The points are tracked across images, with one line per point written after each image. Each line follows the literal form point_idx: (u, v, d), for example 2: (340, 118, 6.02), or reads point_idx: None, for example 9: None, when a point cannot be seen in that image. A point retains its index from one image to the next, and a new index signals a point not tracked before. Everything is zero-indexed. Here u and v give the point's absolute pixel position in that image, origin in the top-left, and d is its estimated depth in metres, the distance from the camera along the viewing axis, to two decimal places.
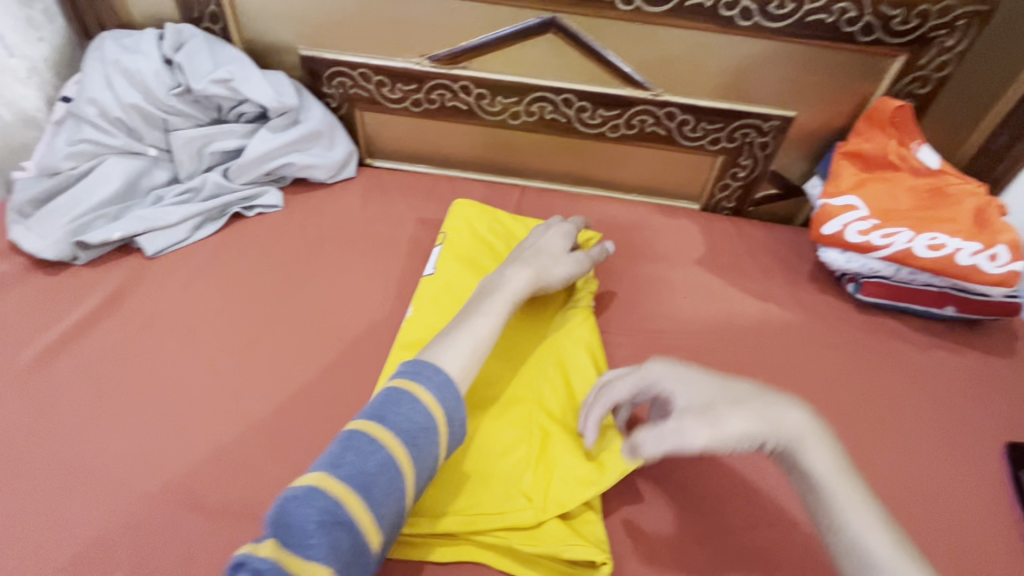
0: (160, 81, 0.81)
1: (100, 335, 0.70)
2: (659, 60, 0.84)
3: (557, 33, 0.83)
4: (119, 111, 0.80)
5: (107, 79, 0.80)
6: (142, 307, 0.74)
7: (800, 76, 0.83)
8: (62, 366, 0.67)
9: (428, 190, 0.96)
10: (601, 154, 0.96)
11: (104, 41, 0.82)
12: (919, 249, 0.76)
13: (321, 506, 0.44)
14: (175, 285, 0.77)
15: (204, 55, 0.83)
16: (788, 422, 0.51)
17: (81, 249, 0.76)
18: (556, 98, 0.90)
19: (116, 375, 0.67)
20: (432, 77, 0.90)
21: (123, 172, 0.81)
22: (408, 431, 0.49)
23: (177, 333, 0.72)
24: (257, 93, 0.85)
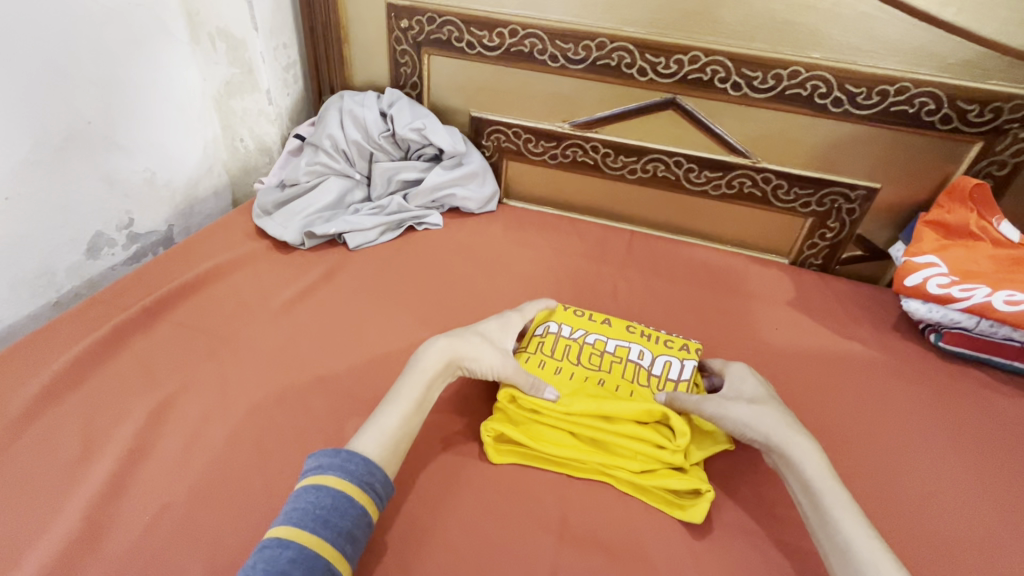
0: (375, 126, 1.11)
1: (318, 297, 0.95)
2: (761, 135, 1.03)
3: (677, 110, 1.05)
4: (345, 145, 1.10)
5: (341, 122, 1.11)
6: (347, 283, 0.98)
7: (883, 155, 0.99)
8: (294, 312, 0.91)
9: (555, 226, 1.18)
10: (703, 209, 1.15)
11: (342, 97, 1.14)
12: (997, 303, 0.84)
13: (311, 499, 0.53)
14: (368, 271, 1.01)
15: (408, 111, 1.12)
16: (801, 442, 0.60)
17: (307, 237, 1.03)
18: (669, 159, 1.10)
19: (327, 323, 0.90)
20: (570, 138, 1.14)
21: (339, 189, 1.10)
22: (326, 509, 0.53)
23: (370, 302, 0.95)
24: (439, 140, 1.12)
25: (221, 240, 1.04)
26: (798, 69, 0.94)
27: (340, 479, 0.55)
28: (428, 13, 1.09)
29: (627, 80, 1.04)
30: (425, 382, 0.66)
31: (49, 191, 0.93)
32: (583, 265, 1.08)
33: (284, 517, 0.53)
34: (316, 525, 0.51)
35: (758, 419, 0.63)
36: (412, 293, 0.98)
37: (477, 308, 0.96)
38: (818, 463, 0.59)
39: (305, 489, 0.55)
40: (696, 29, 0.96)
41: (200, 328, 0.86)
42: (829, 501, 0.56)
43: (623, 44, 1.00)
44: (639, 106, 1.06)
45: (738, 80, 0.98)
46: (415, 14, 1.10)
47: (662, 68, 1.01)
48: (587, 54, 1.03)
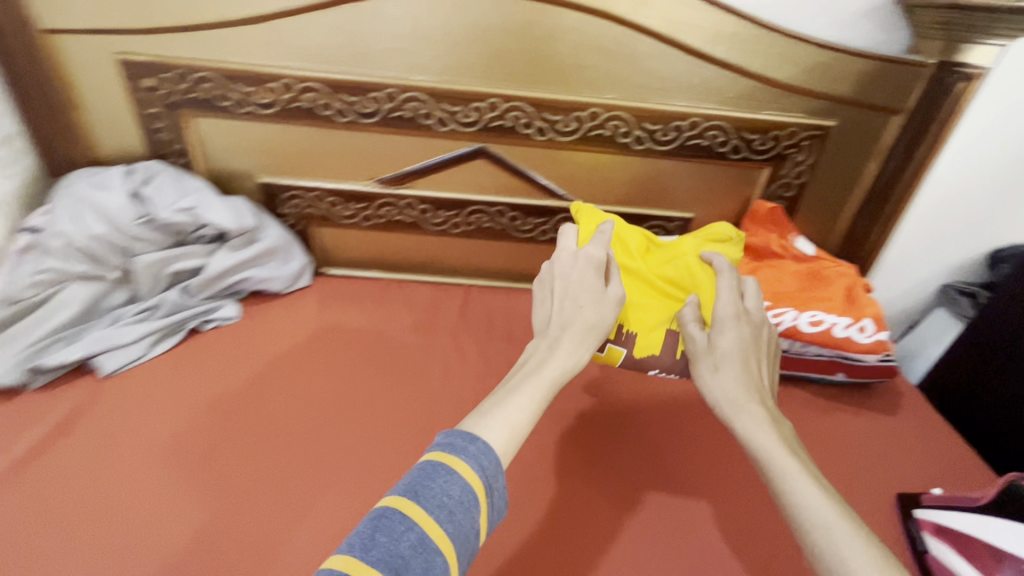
0: (126, 213, 0.87)
1: (52, 458, 0.75)
2: (574, 177, 1.00)
3: (488, 158, 0.98)
4: (84, 242, 0.85)
5: (75, 214, 0.85)
6: (111, 423, 0.79)
7: (691, 186, 1.00)
8: (11, 492, 0.71)
9: (379, 296, 1.05)
10: (536, 254, 1.09)
11: (76, 179, 0.90)
12: (803, 325, 0.88)
13: (444, 481, 0.50)
14: (126, 405, 0.82)
15: (171, 188, 0.92)
16: (750, 411, 0.66)
17: (36, 373, 0.82)
18: (490, 210, 1.03)
19: (58, 499, 0.70)
20: (379, 196, 1.01)
21: (84, 298, 0.87)
22: (443, 506, 0.48)
23: (129, 450, 0.76)
24: (219, 219, 0.92)
25: None
26: (596, 110, 0.91)
27: (472, 470, 0.52)
28: (176, 69, 0.90)
29: (429, 132, 0.94)
30: (546, 382, 0.64)
31: None
32: (412, 339, 0.96)
33: (408, 491, 0.49)
34: (442, 514, 0.48)
35: (716, 387, 0.69)
36: (198, 421, 0.80)
37: (285, 425, 0.81)
38: (770, 435, 0.63)
39: (437, 465, 0.51)
40: (489, 75, 0.89)
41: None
42: (773, 463, 0.61)
43: (416, 95, 0.90)
44: (448, 157, 0.97)
45: (541, 124, 0.93)
46: (161, 71, 0.90)
47: (461, 117, 0.92)
48: (377, 107, 0.92)
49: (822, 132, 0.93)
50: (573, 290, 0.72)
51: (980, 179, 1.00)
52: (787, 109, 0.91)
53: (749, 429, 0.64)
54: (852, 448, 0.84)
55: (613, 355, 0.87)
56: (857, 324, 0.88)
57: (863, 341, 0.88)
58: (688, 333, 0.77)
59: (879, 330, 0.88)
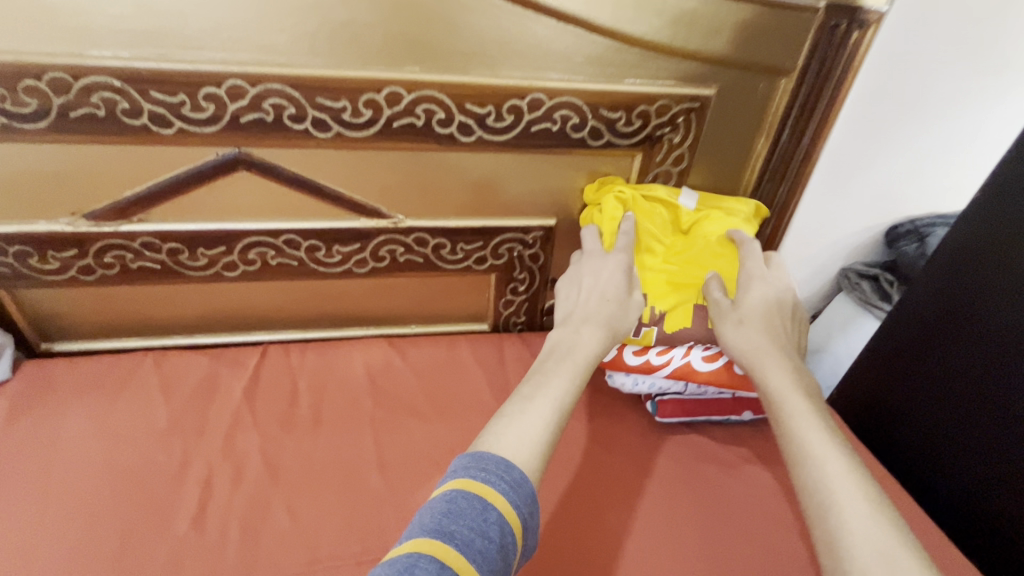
0: None
1: None
2: (386, 187, 0.72)
3: (250, 169, 0.67)
4: None
5: None
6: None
7: (547, 184, 0.76)
8: None
9: (120, 380, 0.71)
10: (357, 291, 0.80)
11: None
12: (696, 362, 0.70)
13: (482, 521, 0.38)
14: None
15: None
16: (773, 360, 0.59)
17: None
18: (276, 241, 0.72)
19: None
20: (97, 239, 0.68)
21: None
22: (485, 554, 0.37)
23: None
24: None
25: None
26: (396, 89, 0.63)
27: (512, 507, 0.40)
28: None
29: (142, 137, 0.62)
30: (584, 363, 0.56)
31: None
32: (153, 450, 0.63)
33: (439, 531, 0.37)
34: (482, 563, 0.36)
35: (735, 339, 0.62)
36: None
37: None
38: (790, 382, 0.57)
39: (471, 499, 0.39)
40: (217, 42, 0.58)
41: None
42: (790, 416, 0.54)
43: (101, 79, 0.57)
44: (186, 173, 0.65)
45: (317, 114, 0.63)
46: None
47: (189, 110, 0.61)
48: (41, 103, 0.58)
49: (698, 104, 0.72)
50: (597, 279, 0.65)
51: (900, 153, 0.84)
52: (654, 76, 0.69)
53: (765, 375, 0.58)
54: (779, 516, 0.63)
55: (648, 337, 0.69)
56: None
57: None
58: (713, 299, 0.67)
59: None
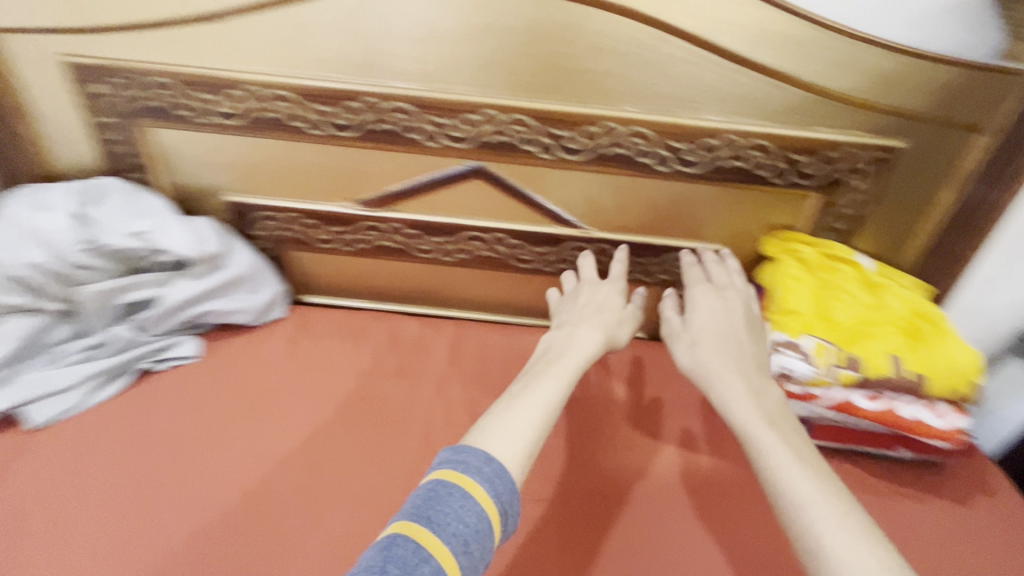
0: (67, 237, 0.77)
1: None
2: (583, 203, 0.85)
3: (483, 179, 0.84)
4: (20, 271, 0.75)
5: (12, 240, 0.75)
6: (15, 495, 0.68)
7: (724, 214, 0.85)
8: None
9: (360, 330, 0.92)
10: (540, 287, 0.95)
11: (15, 201, 0.79)
12: (857, 400, 0.74)
13: (460, 506, 0.49)
14: (53, 466, 0.70)
15: (125, 211, 0.82)
16: (733, 385, 0.68)
17: None
18: (488, 237, 0.89)
19: None
20: (363, 220, 0.89)
21: (19, 333, 0.76)
22: (463, 537, 0.48)
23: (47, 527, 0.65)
24: (176, 245, 0.81)
25: None
26: (613, 125, 0.76)
27: (489, 497, 0.51)
28: (127, 73, 0.78)
29: (414, 147, 0.81)
30: (560, 372, 0.68)
31: None
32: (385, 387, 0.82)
33: (418, 516, 0.48)
34: (457, 544, 0.47)
35: (698, 355, 0.74)
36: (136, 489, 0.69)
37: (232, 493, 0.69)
38: (754, 410, 0.65)
39: (450, 488, 0.51)
40: (485, 81, 0.75)
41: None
42: (760, 449, 0.61)
43: (400, 104, 0.77)
44: (437, 177, 0.84)
45: (545, 141, 0.79)
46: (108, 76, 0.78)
47: (453, 130, 0.79)
48: (355, 118, 0.79)
49: (888, 154, 0.77)
50: (595, 293, 0.83)
51: None
52: (847, 126, 0.75)
53: (728, 397, 0.67)
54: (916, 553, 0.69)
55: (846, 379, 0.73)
56: (926, 404, 0.74)
57: (937, 425, 0.72)
58: (666, 320, 0.83)
59: (953, 414, 0.73)
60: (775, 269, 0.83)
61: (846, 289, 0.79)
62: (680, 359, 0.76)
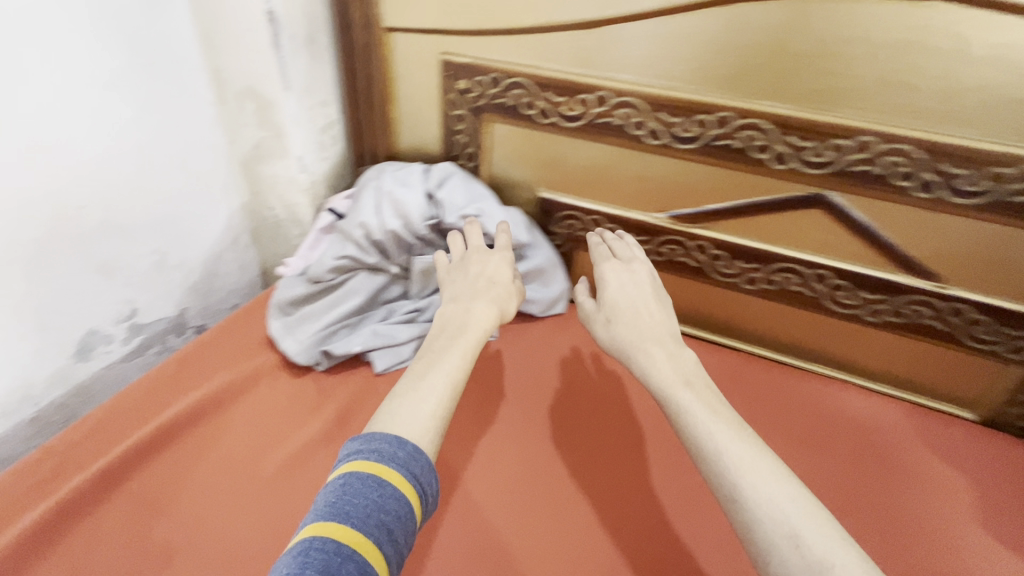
0: (419, 211, 0.89)
1: (258, 419, 0.79)
2: (800, 223, 0.82)
3: (700, 184, 0.84)
4: (382, 235, 0.88)
5: (377, 206, 0.89)
6: (272, 393, 0.82)
7: (984, 256, 0.74)
8: (226, 447, 0.75)
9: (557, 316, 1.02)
10: (734, 300, 0.95)
11: (383, 173, 0.94)
12: None
13: (378, 498, 0.54)
14: (331, 382, 0.86)
15: (461, 193, 0.92)
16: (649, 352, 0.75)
17: (324, 356, 0.86)
18: (689, 242, 0.90)
19: (263, 469, 0.72)
20: (564, 208, 0.96)
21: (368, 288, 0.90)
22: (387, 523, 0.53)
23: (318, 433, 0.78)
24: (497, 230, 0.90)
25: (226, 349, 0.87)
26: (867, 139, 0.71)
27: (400, 477, 0.57)
28: (461, 65, 0.89)
29: (634, 144, 0.85)
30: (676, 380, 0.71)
31: (43, 291, 0.83)
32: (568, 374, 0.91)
33: (335, 513, 0.52)
34: (379, 533, 0.52)
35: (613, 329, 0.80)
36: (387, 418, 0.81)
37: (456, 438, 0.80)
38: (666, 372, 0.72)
39: (364, 479, 0.55)
40: (734, 87, 0.75)
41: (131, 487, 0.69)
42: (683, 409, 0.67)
43: (629, 100, 0.81)
44: (649, 176, 0.87)
45: (784, 151, 0.76)
46: (403, 64, 0.94)
47: (679, 131, 0.80)
48: (584, 110, 0.85)
49: None
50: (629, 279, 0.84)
51: None
52: None
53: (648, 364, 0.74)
54: None
55: None
56: None
57: None
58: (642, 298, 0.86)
59: None
60: None
61: None
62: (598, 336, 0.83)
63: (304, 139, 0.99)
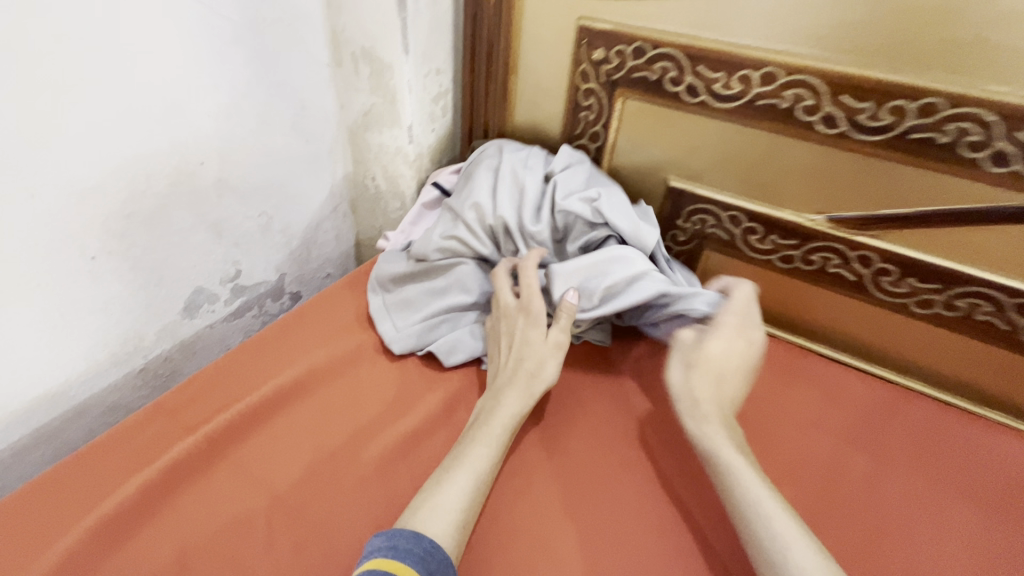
0: (534, 194, 0.82)
1: (351, 392, 0.75)
2: (955, 240, 0.68)
3: (879, 186, 0.70)
4: (494, 220, 0.81)
5: (493, 187, 0.83)
6: (378, 378, 0.77)
7: None
8: (315, 417, 0.71)
9: None
10: (892, 330, 0.78)
11: (500, 150, 0.88)
12: None
13: None
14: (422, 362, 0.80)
15: (581, 178, 0.83)
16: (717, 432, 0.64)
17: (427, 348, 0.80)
18: (849, 253, 0.75)
19: (350, 442, 0.68)
20: (697, 203, 0.84)
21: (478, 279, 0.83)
22: None
23: (409, 416, 0.72)
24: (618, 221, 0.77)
25: (326, 322, 0.84)
26: None
27: (422, 573, 0.50)
28: (586, 34, 0.82)
29: (801, 132, 0.71)
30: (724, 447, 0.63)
31: (156, 245, 0.81)
32: None
33: None
34: None
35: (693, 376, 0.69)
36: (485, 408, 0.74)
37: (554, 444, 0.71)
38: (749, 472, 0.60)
39: None
40: (948, 67, 0.60)
41: (242, 463, 0.65)
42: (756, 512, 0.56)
43: (805, 78, 0.67)
44: (811, 171, 0.73)
45: (1006, 148, 0.61)
46: (528, 31, 0.87)
47: (865, 118, 0.66)
48: (744, 89, 0.72)
49: None
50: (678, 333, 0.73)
51: None
52: None
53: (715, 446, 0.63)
54: None
55: None
56: None
57: None
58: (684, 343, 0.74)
59: None
60: None
61: None
62: (672, 375, 0.71)
63: (418, 107, 0.94)
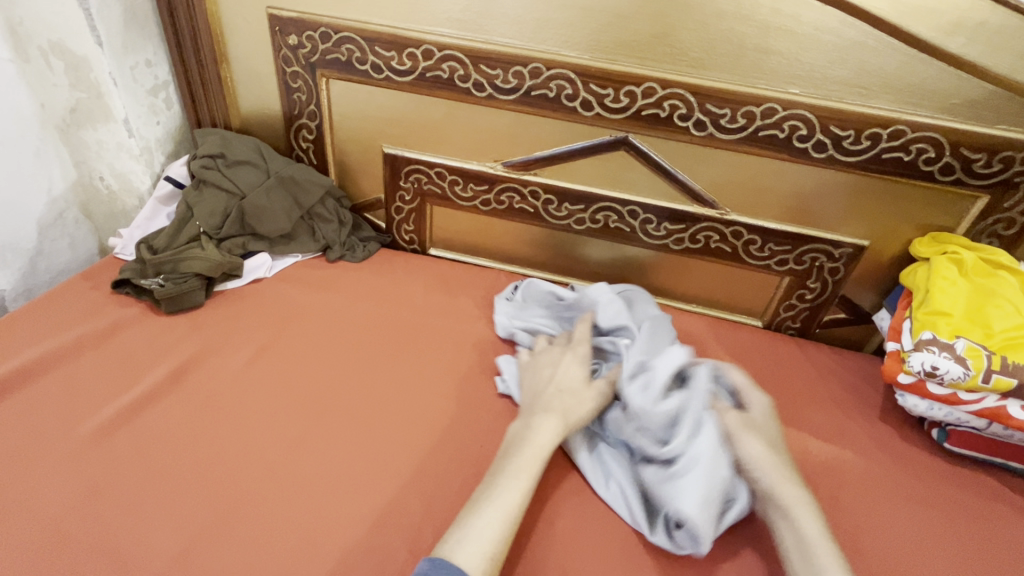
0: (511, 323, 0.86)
1: (165, 408, 0.70)
2: (758, 187, 0.84)
3: (630, 152, 0.86)
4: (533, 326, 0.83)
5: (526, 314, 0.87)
6: (203, 387, 0.74)
7: (871, 209, 0.82)
8: (123, 438, 0.67)
9: (489, 285, 0.98)
10: (663, 266, 0.96)
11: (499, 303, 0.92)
12: (1013, 408, 0.70)
13: None
14: (239, 366, 0.77)
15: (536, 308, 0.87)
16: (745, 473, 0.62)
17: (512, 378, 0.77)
18: (621, 209, 0.91)
19: (166, 453, 0.66)
20: (502, 181, 0.93)
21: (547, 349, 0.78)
22: None
23: (234, 417, 0.71)
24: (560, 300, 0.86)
25: (134, 336, 0.80)
26: (774, 106, 0.76)
27: None
28: (363, 34, 0.85)
29: (568, 115, 0.84)
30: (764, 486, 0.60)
31: None
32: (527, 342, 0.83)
33: None
34: None
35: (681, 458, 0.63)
36: (315, 391, 0.75)
37: (384, 412, 0.73)
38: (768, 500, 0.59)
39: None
40: (649, 54, 0.77)
41: (43, 501, 0.60)
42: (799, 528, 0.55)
43: (563, 72, 0.81)
44: (578, 147, 0.87)
45: (702, 117, 0.79)
46: (305, 28, 0.88)
47: (610, 101, 0.81)
48: (518, 82, 0.83)
49: None
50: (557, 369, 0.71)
51: None
52: None
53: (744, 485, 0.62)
54: None
55: (1001, 385, 0.69)
56: None
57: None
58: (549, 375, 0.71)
59: None
60: (927, 271, 0.79)
61: (1004, 297, 0.73)
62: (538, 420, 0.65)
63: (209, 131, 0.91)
